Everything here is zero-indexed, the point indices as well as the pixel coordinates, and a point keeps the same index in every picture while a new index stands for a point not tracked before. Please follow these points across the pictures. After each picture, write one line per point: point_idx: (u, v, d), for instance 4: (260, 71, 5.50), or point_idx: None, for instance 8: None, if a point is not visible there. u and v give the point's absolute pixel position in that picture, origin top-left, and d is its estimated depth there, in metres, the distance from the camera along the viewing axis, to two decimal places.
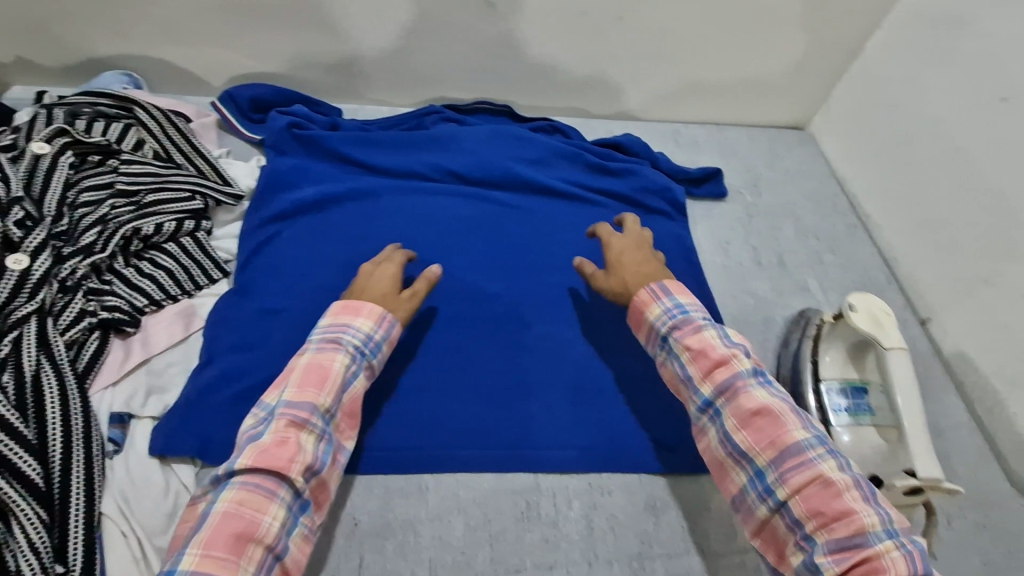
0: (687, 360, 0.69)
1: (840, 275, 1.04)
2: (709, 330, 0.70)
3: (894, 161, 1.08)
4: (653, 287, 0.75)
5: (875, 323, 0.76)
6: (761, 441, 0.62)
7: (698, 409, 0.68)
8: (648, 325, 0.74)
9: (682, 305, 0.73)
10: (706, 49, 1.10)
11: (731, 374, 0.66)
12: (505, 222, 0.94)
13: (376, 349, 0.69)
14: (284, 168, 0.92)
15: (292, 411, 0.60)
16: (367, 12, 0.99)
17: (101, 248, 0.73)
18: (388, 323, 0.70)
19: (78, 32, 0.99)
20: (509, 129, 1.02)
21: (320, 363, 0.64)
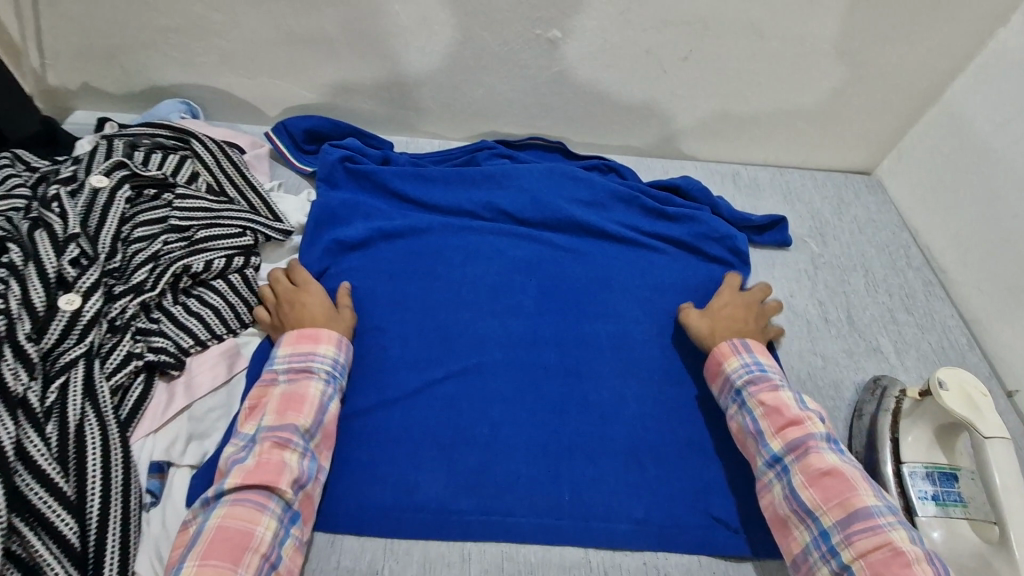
0: (760, 414, 0.70)
1: (916, 336, 0.97)
2: (784, 389, 0.71)
3: (976, 214, 1.00)
4: (735, 342, 0.77)
5: (969, 404, 0.69)
6: (830, 502, 0.62)
7: (766, 464, 0.68)
8: (724, 375, 0.75)
9: (760, 363, 0.75)
10: (774, 90, 1.05)
11: (804, 434, 0.67)
12: (559, 269, 0.90)
13: (344, 371, 0.72)
14: (335, 204, 0.89)
15: (275, 432, 0.63)
16: (426, 47, 0.98)
17: (151, 286, 0.71)
18: (347, 346, 0.74)
19: (143, 61, 1.00)
20: (566, 169, 0.97)
21: (295, 388, 0.67)
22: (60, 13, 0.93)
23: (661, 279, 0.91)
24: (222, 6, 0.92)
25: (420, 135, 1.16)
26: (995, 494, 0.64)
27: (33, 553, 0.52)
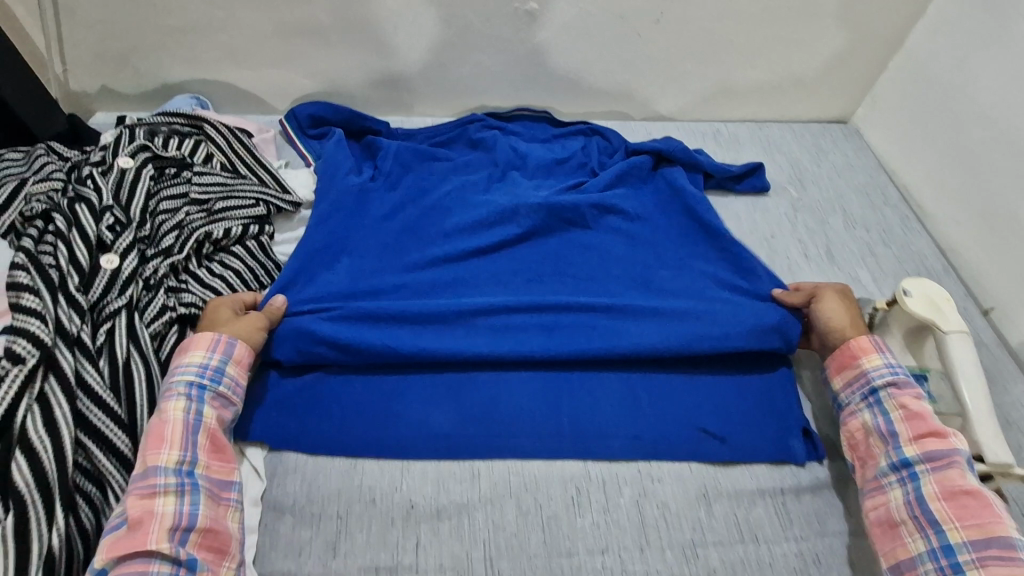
0: (899, 416, 0.69)
1: (894, 265, 1.01)
2: (923, 398, 0.71)
3: (946, 148, 1.05)
4: (877, 340, 0.75)
5: (933, 308, 0.74)
6: (964, 520, 0.62)
7: (890, 465, 0.67)
8: (860, 370, 0.74)
9: (900, 367, 0.73)
10: (744, 46, 1.11)
11: (946, 447, 0.66)
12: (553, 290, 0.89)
13: (215, 373, 0.68)
14: (322, 245, 0.88)
15: (137, 486, 0.59)
16: (413, 28, 1.05)
17: (178, 250, 0.79)
18: (224, 344, 0.70)
19: (154, 61, 1.09)
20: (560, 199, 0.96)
21: (156, 426, 0.63)
22: (78, 20, 1.02)
23: (654, 243, 0.95)
24: (224, 2, 1.00)
25: (414, 115, 1.23)
26: (956, 385, 0.71)
27: (96, 465, 0.61)
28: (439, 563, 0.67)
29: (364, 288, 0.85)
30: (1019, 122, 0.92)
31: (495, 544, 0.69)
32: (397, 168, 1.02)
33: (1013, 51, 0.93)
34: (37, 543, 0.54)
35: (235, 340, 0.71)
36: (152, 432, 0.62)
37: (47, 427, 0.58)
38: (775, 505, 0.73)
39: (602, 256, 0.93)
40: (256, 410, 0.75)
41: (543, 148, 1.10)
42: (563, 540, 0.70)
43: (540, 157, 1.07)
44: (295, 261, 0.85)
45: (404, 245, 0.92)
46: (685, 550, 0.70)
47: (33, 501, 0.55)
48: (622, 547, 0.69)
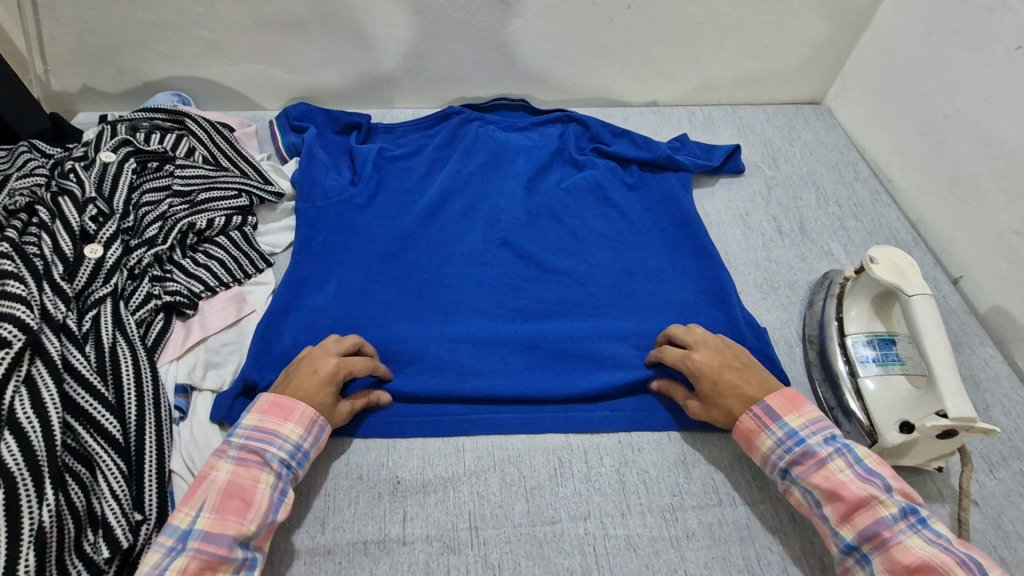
0: (821, 499, 0.66)
1: (864, 239, 1.05)
2: (836, 461, 0.66)
3: (913, 123, 1.08)
4: (757, 413, 0.71)
5: (897, 272, 0.77)
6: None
7: (841, 551, 0.64)
8: (760, 453, 0.71)
9: (794, 430, 0.69)
10: (717, 29, 1.13)
11: (875, 520, 0.62)
12: (537, 291, 0.89)
13: (303, 459, 0.66)
14: (308, 260, 0.88)
15: (206, 551, 0.57)
16: (390, 18, 1.07)
17: (162, 240, 0.82)
18: (320, 427, 0.69)
19: (135, 58, 1.10)
20: (544, 209, 0.99)
21: (240, 487, 0.62)
22: (58, 19, 1.03)
23: (640, 244, 0.96)
24: None
25: (393, 106, 1.24)
26: (923, 345, 0.72)
27: (84, 444, 0.63)
28: (426, 533, 0.69)
29: (351, 299, 0.85)
30: (980, 95, 0.95)
31: (481, 515, 0.71)
32: (378, 173, 0.99)
33: (974, 26, 0.95)
34: (27, 521, 0.56)
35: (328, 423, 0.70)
36: (236, 495, 0.61)
37: (35, 409, 0.60)
38: (751, 469, 0.77)
39: (592, 265, 0.93)
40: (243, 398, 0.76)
41: (520, 137, 1.09)
42: (547, 508, 0.72)
43: (519, 146, 1.07)
44: (284, 287, 0.85)
45: (391, 252, 0.91)
46: (664, 514, 0.72)
47: (23, 481, 0.56)
48: (604, 512, 0.72)
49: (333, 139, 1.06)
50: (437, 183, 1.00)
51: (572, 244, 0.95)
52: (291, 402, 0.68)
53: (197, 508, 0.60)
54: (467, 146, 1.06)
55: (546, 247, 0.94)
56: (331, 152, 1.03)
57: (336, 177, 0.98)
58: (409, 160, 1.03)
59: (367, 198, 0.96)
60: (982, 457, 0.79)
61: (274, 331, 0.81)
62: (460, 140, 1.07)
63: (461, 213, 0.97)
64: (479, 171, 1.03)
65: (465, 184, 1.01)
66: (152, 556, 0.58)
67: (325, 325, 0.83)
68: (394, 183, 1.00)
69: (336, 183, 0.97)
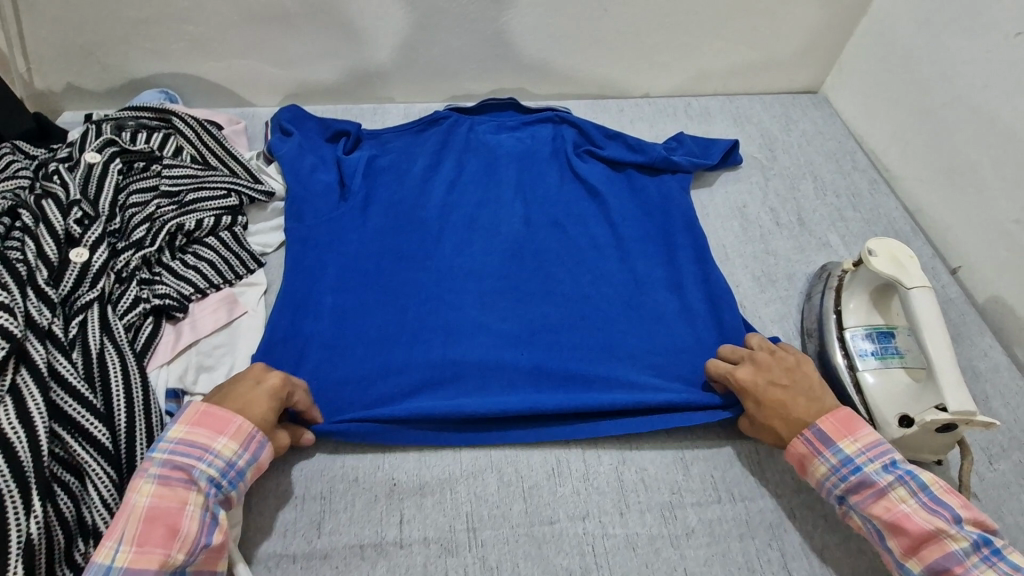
0: (883, 532, 0.65)
1: (862, 229, 1.03)
2: (899, 490, 0.65)
3: (910, 111, 1.07)
4: (810, 437, 0.70)
5: (896, 265, 0.76)
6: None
7: None
8: (816, 481, 0.69)
9: (852, 458, 0.67)
10: (712, 18, 1.11)
11: (945, 555, 0.61)
12: (534, 296, 0.90)
13: (237, 477, 0.64)
14: (305, 271, 0.91)
15: None
16: (379, 11, 1.05)
17: (150, 242, 0.80)
18: (258, 443, 0.66)
19: (120, 55, 1.08)
20: (542, 217, 0.99)
21: (164, 514, 0.59)
22: (38, 16, 1.00)
23: (636, 243, 0.96)
24: None
25: (385, 101, 1.22)
26: (922, 339, 0.71)
27: (73, 454, 0.62)
28: (423, 535, 0.69)
29: (348, 310, 0.87)
30: (979, 83, 0.94)
31: (478, 516, 0.71)
32: (366, 185, 1.02)
33: (972, 12, 0.94)
34: (15, 534, 0.55)
35: (266, 441, 0.67)
36: (159, 522, 0.58)
37: (20, 419, 0.59)
38: (751, 465, 0.76)
39: (594, 271, 0.93)
40: None
41: (512, 138, 1.10)
42: (545, 508, 0.72)
43: (510, 149, 1.08)
44: (285, 300, 0.87)
45: (390, 263, 0.93)
46: (664, 512, 0.72)
47: (10, 494, 0.56)
48: (602, 512, 0.72)
49: (322, 145, 1.08)
50: (435, 196, 1.01)
51: (570, 248, 0.95)
52: (228, 414, 0.65)
53: (119, 540, 0.57)
54: (459, 154, 1.08)
55: (543, 253, 0.95)
56: (319, 156, 1.05)
57: (331, 186, 1.01)
58: (399, 167, 1.05)
59: (358, 213, 0.98)
60: (981, 448, 0.79)
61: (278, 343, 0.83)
62: (452, 145, 1.09)
63: (458, 223, 0.99)
64: (473, 181, 1.05)
65: (464, 193, 1.03)
66: None
67: (323, 336, 0.84)
68: (387, 192, 1.02)
69: (332, 195, 0.99)
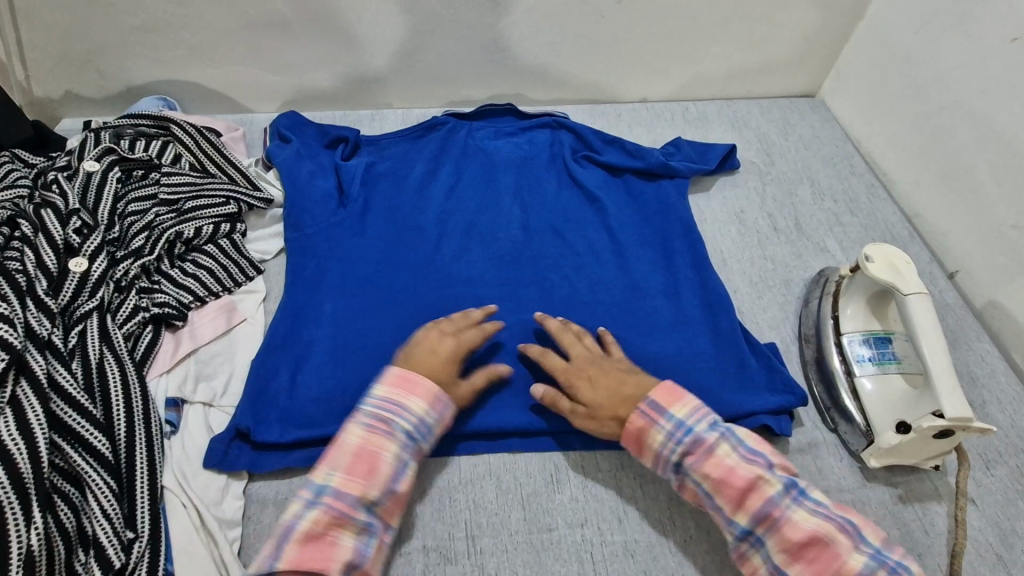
0: (713, 490, 0.66)
1: (860, 234, 1.04)
2: (722, 446, 0.67)
3: (906, 116, 1.07)
4: (644, 410, 0.70)
5: (893, 271, 0.76)
6: (813, 569, 0.61)
7: (736, 538, 0.65)
8: (653, 451, 0.69)
9: (682, 422, 0.69)
10: (709, 24, 1.12)
11: (765, 501, 0.64)
12: (533, 302, 0.90)
13: (424, 434, 0.69)
14: (306, 279, 0.91)
15: (337, 504, 0.63)
16: (378, 18, 1.05)
17: (149, 250, 0.81)
18: (443, 403, 0.70)
19: (120, 63, 1.08)
20: (541, 224, 0.99)
21: (370, 451, 0.66)
22: (38, 24, 1.01)
23: (634, 248, 0.96)
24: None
25: (384, 108, 1.23)
26: (919, 346, 0.71)
27: (73, 464, 0.63)
28: (422, 544, 0.69)
29: (348, 318, 0.88)
30: (976, 88, 0.94)
31: (477, 523, 0.71)
32: (365, 192, 1.02)
33: (968, 17, 0.95)
34: (15, 545, 0.55)
35: (449, 403, 0.71)
36: (365, 459, 0.65)
37: (20, 429, 0.59)
38: None
39: (593, 276, 0.93)
40: (257, 402, 0.77)
41: (509, 144, 1.10)
42: (543, 515, 0.72)
43: (508, 155, 1.08)
44: (285, 311, 0.87)
45: (389, 270, 0.94)
46: (662, 518, 0.72)
47: (10, 506, 0.56)
48: (601, 519, 0.72)
49: (321, 152, 1.08)
50: (434, 202, 1.02)
51: (569, 254, 0.96)
52: (416, 377, 0.70)
53: (331, 469, 0.65)
54: (456, 159, 1.08)
55: (542, 259, 0.95)
56: (318, 163, 1.05)
57: (330, 193, 1.01)
58: (398, 174, 1.06)
59: (356, 219, 0.98)
60: (977, 453, 0.79)
61: (278, 351, 0.83)
62: (449, 150, 1.09)
63: (457, 229, 0.99)
64: (472, 187, 1.05)
65: (463, 199, 1.03)
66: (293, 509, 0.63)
67: (323, 344, 0.85)
68: (386, 199, 1.02)
69: (332, 202, 1.00)
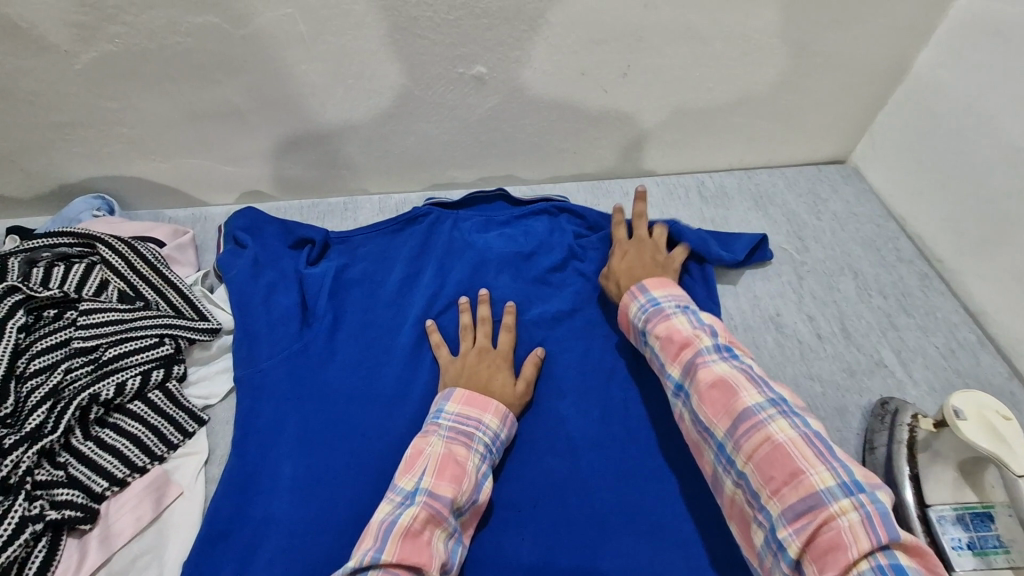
0: (660, 348, 0.69)
1: (919, 341, 0.89)
2: (680, 318, 0.70)
3: (962, 198, 0.92)
4: (631, 289, 0.77)
5: (994, 435, 0.62)
6: (714, 408, 0.60)
7: (671, 393, 0.67)
8: (631, 325, 0.76)
9: (656, 299, 0.73)
10: (729, 93, 0.96)
11: (693, 354, 0.65)
12: (539, 462, 0.76)
13: (497, 450, 0.72)
14: (260, 435, 0.75)
15: (434, 504, 0.61)
16: (343, 102, 0.89)
17: (51, 429, 0.67)
18: (508, 422, 0.74)
19: (47, 162, 0.93)
20: (547, 346, 0.85)
21: (455, 456, 0.67)
22: None
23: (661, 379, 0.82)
24: (116, 93, 0.84)
25: (358, 193, 1.08)
26: None
27: None
28: None
29: (311, 486, 0.71)
30: None
31: None
32: (334, 307, 0.85)
33: None
34: None
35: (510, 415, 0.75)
36: (454, 464, 0.65)
37: None
38: None
39: (609, 418, 0.80)
40: None
41: (502, 238, 0.94)
42: None
43: (501, 252, 0.92)
44: (231, 484, 0.71)
45: (363, 414, 0.77)
46: None
47: None
48: None
49: (283, 255, 0.91)
50: (416, 316, 0.85)
51: (579, 388, 0.82)
52: (485, 397, 0.73)
53: (419, 473, 0.64)
54: (441, 258, 0.91)
55: (548, 398, 0.81)
56: (279, 271, 0.89)
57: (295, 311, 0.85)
58: (373, 279, 0.89)
59: (322, 344, 0.82)
60: None
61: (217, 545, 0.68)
62: (433, 248, 0.92)
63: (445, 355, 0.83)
64: (463, 294, 0.88)
65: (451, 310, 0.87)
66: (386, 510, 0.62)
67: (281, 525, 0.69)
68: (361, 315, 0.86)
69: (295, 323, 0.83)
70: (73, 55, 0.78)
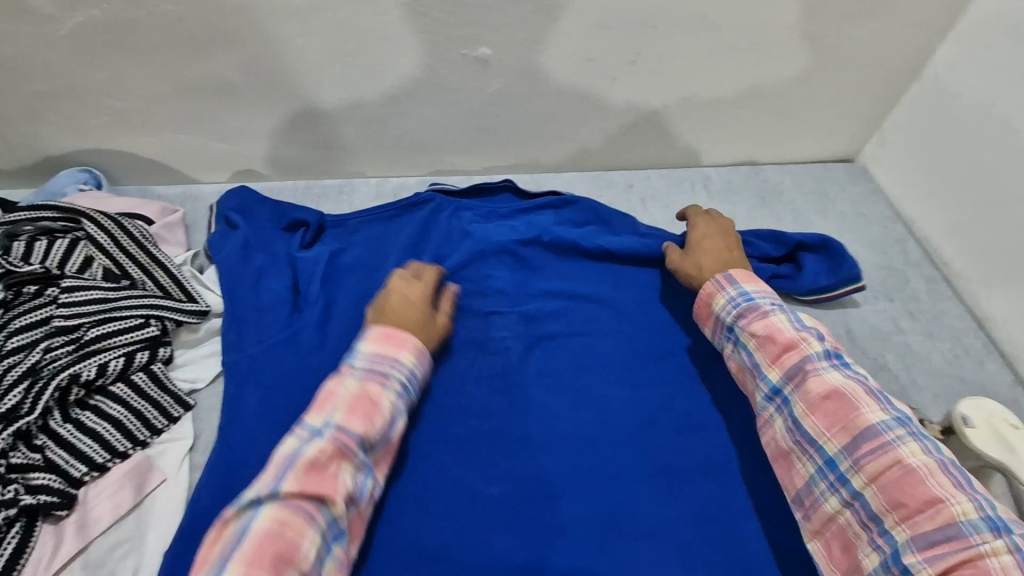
0: (754, 347, 0.69)
1: (923, 346, 0.88)
2: (778, 316, 0.70)
3: (973, 202, 0.90)
4: (718, 278, 0.76)
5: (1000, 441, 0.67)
6: (830, 419, 0.60)
7: (766, 397, 0.66)
8: (715, 316, 0.75)
9: (748, 293, 0.73)
10: (738, 85, 0.93)
11: (800, 359, 0.65)
12: (534, 460, 0.74)
13: (413, 387, 0.69)
14: (247, 423, 0.73)
15: (341, 438, 0.60)
16: (342, 80, 0.86)
17: (28, 410, 0.65)
18: (426, 362, 0.72)
19: (31, 133, 0.90)
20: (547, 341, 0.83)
21: (367, 392, 0.64)
22: None
23: (661, 377, 0.81)
24: (103, 62, 0.81)
25: (354, 176, 1.04)
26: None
27: None
28: None
29: None
30: None
31: None
32: (327, 292, 0.83)
33: None
34: None
35: None
36: (366, 399, 0.63)
37: None
38: None
39: (606, 417, 0.78)
40: None
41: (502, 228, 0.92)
42: None
43: (500, 241, 0.89)
44: (214, 474, 0.69)
45: None
46: None
47: None
48: None
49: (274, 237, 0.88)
50: None
51: (578, 383, 0.80)
52: (402, 333, 0.70)
53: (329, 410, 0.61)
54: (440, 246, 0.89)
55: (545, 393, 0.79)
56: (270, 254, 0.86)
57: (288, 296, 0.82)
58: (367, 265, 0.86)
59: (313, 331, 0.79)
60: None
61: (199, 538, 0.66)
62: (431, 235, 0.90)
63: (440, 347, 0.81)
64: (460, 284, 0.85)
65: None
66: (288, 443, 0.60)
67: None
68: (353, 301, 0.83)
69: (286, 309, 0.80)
70: (56, 20, 0.75)
